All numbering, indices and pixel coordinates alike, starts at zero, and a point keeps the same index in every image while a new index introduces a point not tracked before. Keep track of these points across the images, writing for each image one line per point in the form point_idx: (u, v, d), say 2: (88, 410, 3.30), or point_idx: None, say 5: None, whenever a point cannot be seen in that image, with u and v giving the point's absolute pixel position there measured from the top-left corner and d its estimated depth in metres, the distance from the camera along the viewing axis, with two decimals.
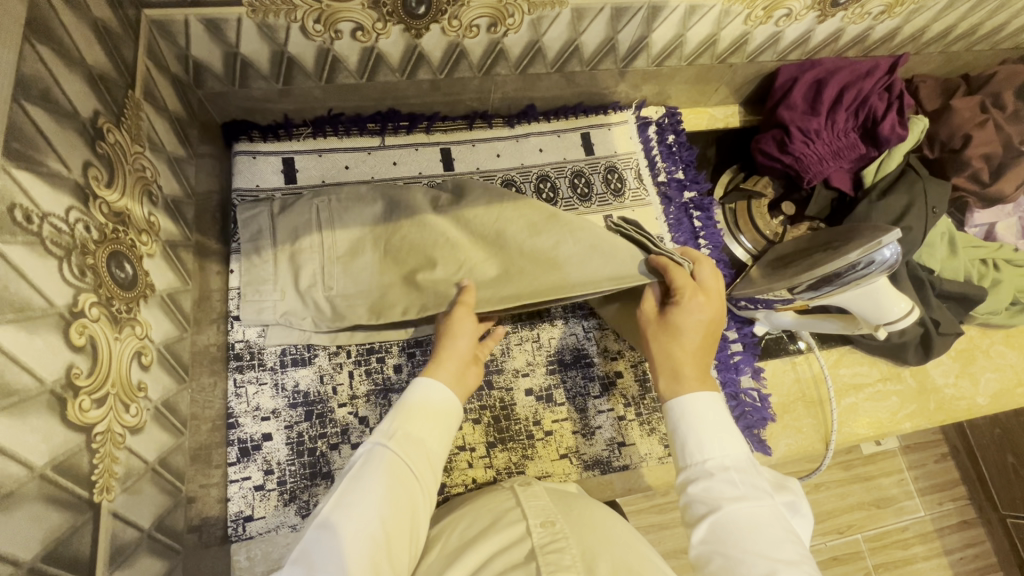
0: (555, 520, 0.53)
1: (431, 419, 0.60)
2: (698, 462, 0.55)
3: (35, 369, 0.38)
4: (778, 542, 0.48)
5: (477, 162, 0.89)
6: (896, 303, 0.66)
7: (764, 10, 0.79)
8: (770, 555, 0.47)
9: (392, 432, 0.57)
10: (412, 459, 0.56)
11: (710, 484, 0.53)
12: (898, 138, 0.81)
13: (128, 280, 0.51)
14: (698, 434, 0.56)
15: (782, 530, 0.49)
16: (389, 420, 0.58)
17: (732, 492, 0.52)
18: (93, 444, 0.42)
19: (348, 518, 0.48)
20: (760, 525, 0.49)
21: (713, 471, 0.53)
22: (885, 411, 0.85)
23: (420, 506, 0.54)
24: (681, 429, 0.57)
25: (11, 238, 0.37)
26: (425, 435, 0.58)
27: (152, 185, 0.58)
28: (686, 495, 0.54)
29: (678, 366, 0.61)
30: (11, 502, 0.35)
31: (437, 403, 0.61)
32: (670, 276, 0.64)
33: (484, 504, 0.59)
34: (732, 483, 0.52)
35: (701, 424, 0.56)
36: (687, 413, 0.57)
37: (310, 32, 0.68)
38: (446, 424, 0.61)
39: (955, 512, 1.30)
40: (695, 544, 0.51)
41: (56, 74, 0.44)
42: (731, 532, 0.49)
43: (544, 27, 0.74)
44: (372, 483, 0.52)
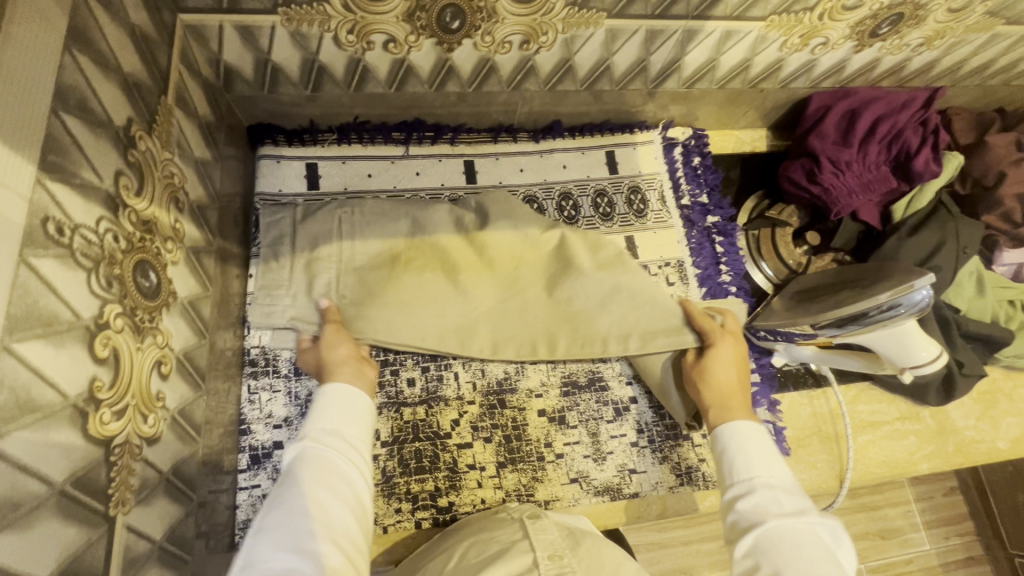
0: (564, 554, 0.53)
1: (354, 411, 0.57)
2: (744, 479, 0.57)
3: (59, 384, 0.37)
4: (820, 561, 0.49)
5: (500, 176, 0.88)
6: (925, 348, 0.65)
7: (801, 37, 0.77)
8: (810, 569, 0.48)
9: (313, 428, 0.55)
10: (343, 445, 0.54)
11: (758, 499, 0.55)
12: (932, 174, 0.80)
13: (152, 289, 0.51)
14: (745, 454, 0.58)
15: (824, 551, 0.50)
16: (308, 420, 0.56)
17: (778, 508, 0.53)
18: (111, 457, 0.42)
19: (283, 516, 0.47)
20: (803, 541, 0.51)
21: (758, 487, 0.55)
22: (902, 451, 0.83)
23: (359, 487, 0.52)
24: (730, 449, 0.60)
25: (44, 251, 0.37)
26: (346, 426, 0.56)
27: (179, 191, 0.58)
28: (730, 510, 0.56)
29: (725, 401, 0.65)
30: (30, 519, 0.34)
31: (353, 395, 0.58)
32: (699, 324, 0.71)
33: (490, 535, 0.58)
34: (778, 500, 0.54)
35: (747, 446, 0.59)
36: (735, 436, 0.60)
37: (343, 42, 0.68)
38: (367, 411, 0.59)
39: (962, 547, 1.28)
40: (737, 557, 0.52)
41: (94, 84, 0.44)
42: (776, 544, 0.50)
43: (576, 46, 0.73)
44: (302, 477, 0.50)
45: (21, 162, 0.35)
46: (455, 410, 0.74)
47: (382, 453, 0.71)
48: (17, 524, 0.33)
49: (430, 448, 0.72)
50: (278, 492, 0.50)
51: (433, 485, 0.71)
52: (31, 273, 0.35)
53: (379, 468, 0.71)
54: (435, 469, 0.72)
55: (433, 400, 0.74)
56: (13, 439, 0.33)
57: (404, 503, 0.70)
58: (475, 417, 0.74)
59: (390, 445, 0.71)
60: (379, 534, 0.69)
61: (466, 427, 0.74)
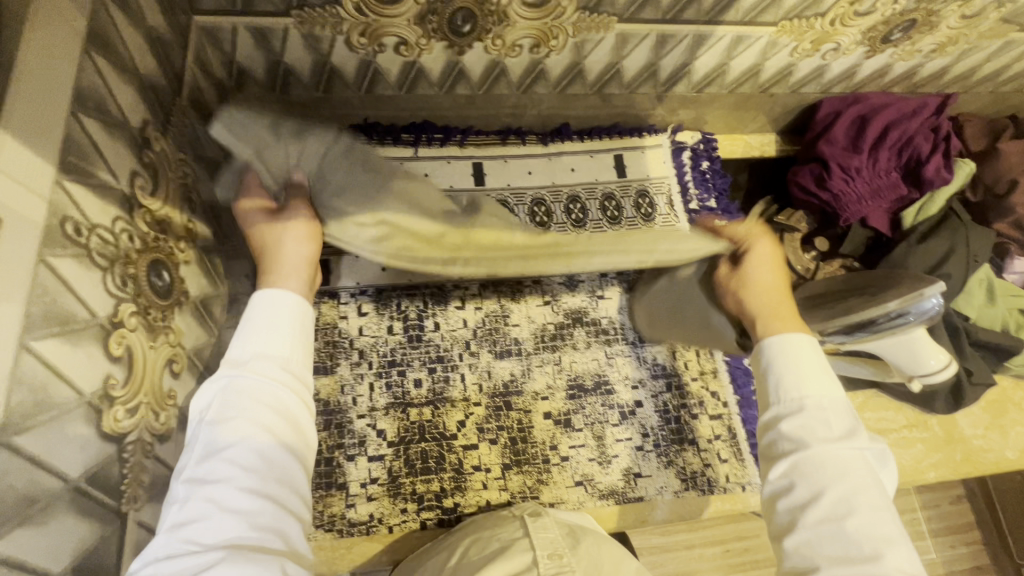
0: (563, 553, 0.52)
1: (284, 327, 0.47)
2: (790, 397, 0.49)
3: (75, 383, 0.38)
4: (867, 494, 0.45)
5: (508, 178, 0.88)
6: (934, 356, 0.65)
7: (812, 43, 0.77)
8: (857, 502, 0.44)
9: (246, 355, 0.45)
10: (285, 377, 0.45)
11: (805, 417, 0.48)
12: (943, 180, 0.80)
13: (165, 287, 0.51)
14: (793, 369, 0.50)
15: (872, 481, 0.46)
16: (239, 340, 0.46)
17: (827, 432, 0.47)
18: (124, 454, 0.43)
19: (221, 469, 0.40)
20: (850, 466, 0.46)
21: (808, 408, 0.48)
22: (909, 459, 0.83)
23: (296, 417, 0.45)
24: (776, 366, 0.51)
25: (62, 250, 0.37)
26: (272, 346, 0.46)
27: (192, 191, 0.59)
28: (768, 428, 0.50)
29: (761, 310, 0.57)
30: (45, 515, 0.35)
31: (281, 308, 0.48)
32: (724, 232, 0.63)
33: (490, 535, 0.58)
34: (828, 423, 0.48)
35: (797, 363, 0.50)
36: (779, 352, 0.52)
37: (354, 44, 0.68)
38: (300, 319, 0.49)
39: (968, 556, 1.27)
40: (772, 479, 0.48)
41: (111, 86, 0.45)
42: (820, 476, 0.45)
43: (587, 49, 0.73)
44: (238, 421, 0.42)
45: (41, 164, 0.36)
46: (461, 412, 0.74)
47: (388, 453, 0.72)
48: (33, 520, 0.34)
49: (435, 449, 0.73)
50: (210, 435, 0.42)
51: (439, 486, 0.71)
52: (49, 272, 0.36)
53: (385, 468, 0.71)
54: (440, 470, 0.72)
55: (439, 401, 0.74)
56: (30, 437, 0.34)
57: (409, 503, 0.71)
58: (481, 419, 0.75)
59: (396, 446, 0.72)
60: (384, 534, 0.69)
61: (472, 429, 0.74)
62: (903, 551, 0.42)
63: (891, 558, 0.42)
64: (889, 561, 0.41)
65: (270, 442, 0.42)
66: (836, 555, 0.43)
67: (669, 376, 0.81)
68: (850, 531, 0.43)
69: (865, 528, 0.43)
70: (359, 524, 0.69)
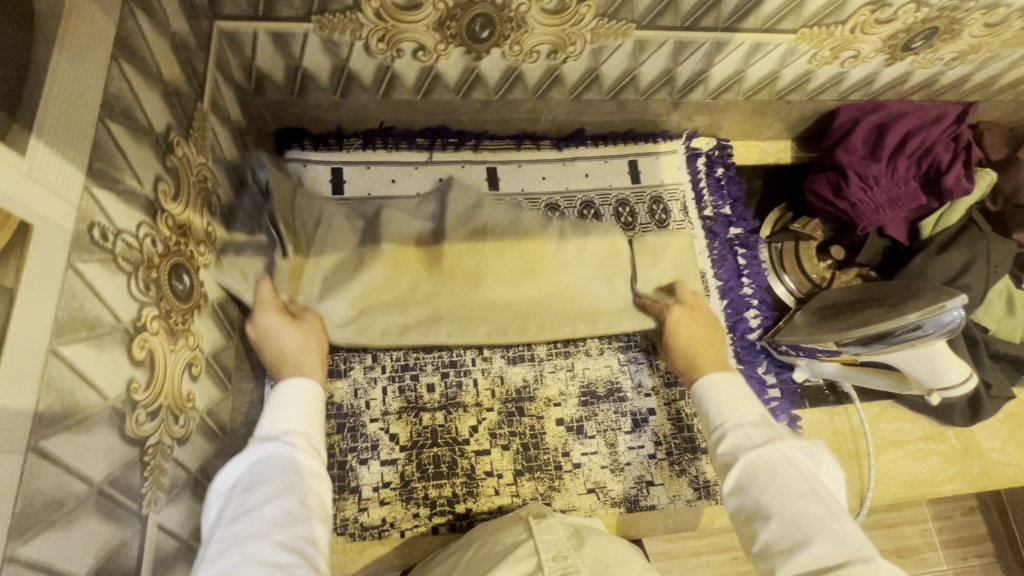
0: (567, 554, 0.53)
1: (302, 405, 0.56)
2: (719, 425, 0.60)
3: (100, 387, 0.38)
4: (794, 482, 0.53)
5: (522, 183, 0.88)
6: (955, 369, 0.64)
7: (832, 50, 0.77)
8: (786, 492, 0.52)
9: (271, 432, 0.53)
10: (305, 448, 0.53)
11: (736, 437, 0.58)
12: (963, 191, 0.79)
13: (185, 291, 0.52)
14: (718, 402, 0.62)
15: (799, 473, 0.54)
16: (264, 422, 0.54)
17: (752, 443, 0.57)
18: (145, 457, 0.43)
19: (252, 528, 0.45)
20: (776, 465, 0.54)
21: (732, 429, 0.59)
22: (925, 471, 0.82)
23: (314, 480, 0.51)
24: (706, 404, 0.63)
25: (88, 255, 0.38)
26: (292, 421, 0.54)
27: (212, 194, 0.59)
28: (715, 452, 0.59)
29: (698, 362, 0.68)
30: (71, 518, 0.35)
31: (298, 391, 0.57)
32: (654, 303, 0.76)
33: (496, 537, 0.59)
34: (750, 435, 0.58)
35: (721, 394, 0.62)
36: (706, 394, 0.63)
37: (373, 49, 0.68)
38: (315, 400, 0.58)
39: (980, 569, 1.25)
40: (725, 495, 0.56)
41: (138, 92, 0.45)
42: (753, 477, 0.54)
43: (604, 56, 0.73)
44: (268, 485, 0.48)
45: (71, 171, 0.36)
46: (473, 417, 0.74)
47: (401, 457, 0.72)
48: (60, 523, 0.34)
49: (447, 454, 0.73)
50: (240, 500, 0.47)
51: (451, 491, 0.72)
52: (76, 277, 0.36)
53: (398, 472, 0.71)
54: (453, 475, 0.72)
55: (452, 406, 0.75)
56: (57, 441, 0.34)
57: (421, 508, 0.71)
58: (493, 424, 0.75)
59: (409, 450, 0.72)
60: (396, 538, 0.69)
61: (484, 434, 0.74)
62: (835, 535, 0.49)
63: (823, 537, 0.48)
64: (823, 542, 0.48)
65: (293, 502, 0.48)
66: (781, 546, 0.49)
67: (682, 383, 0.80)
68: (786, 520, 0.50)
69: (800, 517, 0.50)
70: (371, 527, 0.69)
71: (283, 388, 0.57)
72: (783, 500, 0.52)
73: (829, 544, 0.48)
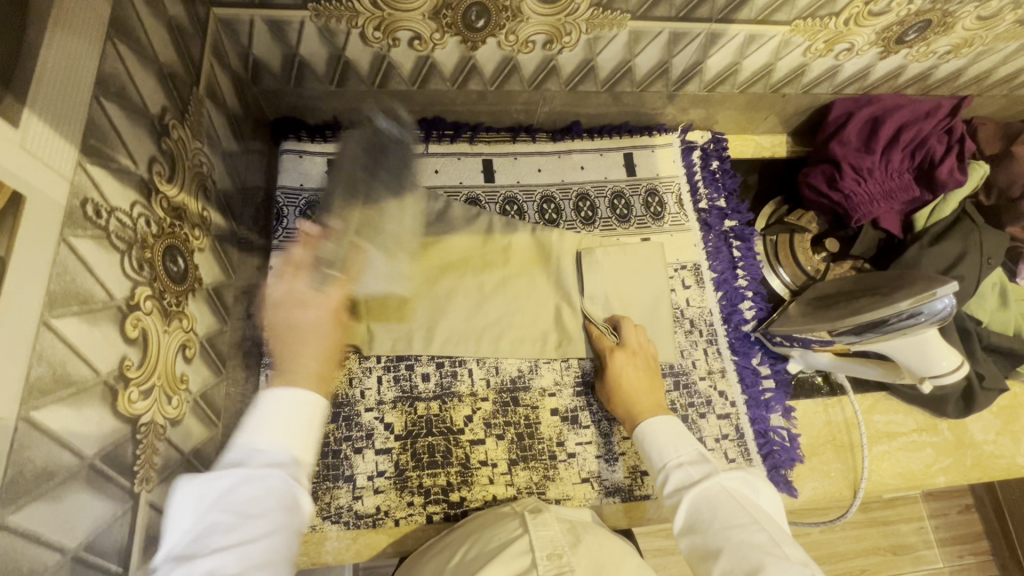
0: (562, 552, 0.52)
1: (297, 431, 0.48)
2: (660, 467, 0.61)
3: (92, 362, 0.38)
4: (735, 513, 0.54)
5: (518, 175, 0.88)
6: (945, 357, 0.64)
7: (826, 43, 0.77)
8: (727, 523, 0.53)
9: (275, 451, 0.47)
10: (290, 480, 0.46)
11: (676, 478, 0.59)
12: (956, 183, 0.79)
13: (180, 273, 0.52)
14: (657, 444, 0.63)
15: (739, 504, 0.55)
16: (268, 434, 0.47)
17: (692, 479, 0.58)
18: (137, 435, 0.43)
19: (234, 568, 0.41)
20: (717, 499, 0.55)
21: (673, 469, 0.60)
22: (918, 463, 0.82)
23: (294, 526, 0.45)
24: (646, 445, 0.64)
25: (81, 231, 0.38)
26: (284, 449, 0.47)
27: (207, 179, 0.59)
28: (663, 497, 0.60)
29: (628, 407, 0.69)
30: (61, 491, 0.35)
31: (293, 414, 0.49)
32: (597, 342, 0.77)
33: (493, 531, 0.59)
34: (689, 472, 0.59)
35: (660, 435, 0.63)
36: (647, 434, 0.64)
37: (369, 38, 0.69)
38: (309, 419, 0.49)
39: (975, 567, 1.25)
40: (680, 538, 0.56)
41: (133, 72, 0.45)
42: (700, 516, 0.55)
43: (599, 47, 0.74)
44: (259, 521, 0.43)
45: (65, 146, 0.37)
46: (468, 407, 0.75)
47: (396, 446, 0.72)
48: (50, 493, 0.34)
49: (442, 443, 0.73)
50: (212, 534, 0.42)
51: (445, 480, 0.72)
52: (69, 251, 0.36)
53: (392, 461, 0.71)
54: (447, 464, 0.72)
55: (447, 396, 0.75)
56: (48, 411, 0.34)
57: (416, 497, 0.71)
58: (488, 414, 0.75)
59: (404, 439, 0.72)
60: (390, 527, 0.69)
61: (479, 424, 0.74)
62: (779, 557, 0.49)
63: (768, 560, 0.49)
64: (769, 566, 0.48)
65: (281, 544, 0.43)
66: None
67: (677, 370, 0.80)
68: (733, 549, 0.51)
69: (743, 544, 0.51)
70: (366, 515, 0.69)
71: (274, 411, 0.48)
72: (729, 533, 0.52)
73: (776, 565, 0.48)
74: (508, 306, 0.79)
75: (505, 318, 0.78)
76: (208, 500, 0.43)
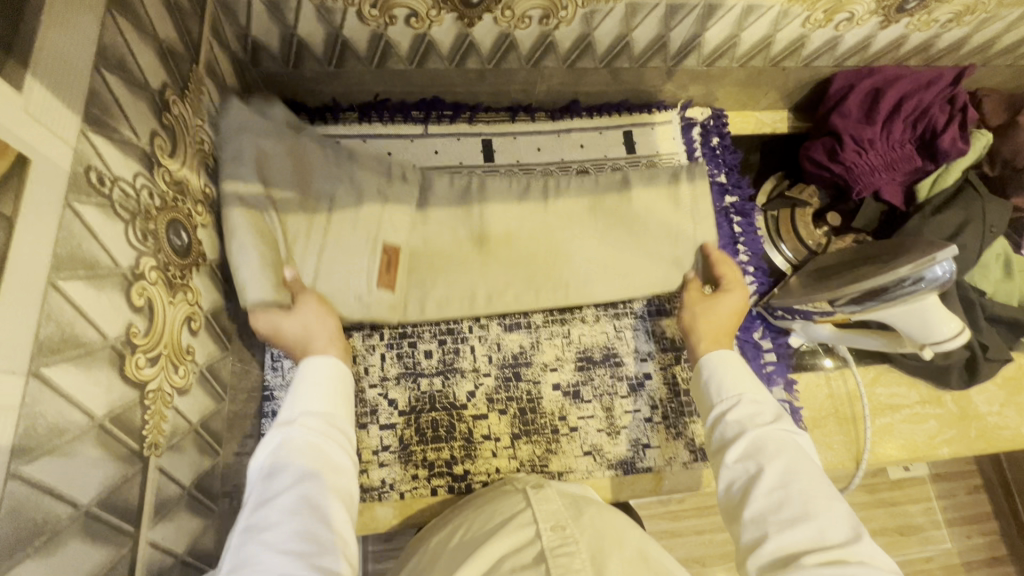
0: (566, 524, 0.53)
1: (330, 391, 0.58)
2: (730, 397, 0.61)
3: (100, 325, 0.39)
4: (798, 460, 0.53)
5: (518, 154, 0.89)
6: (944, 323, 0.63)
7: (825, 12, 0.77)
8: (790, 466, 0.53)
9: (295, 415, 0.55)
10: (320, 428, 0.54)
11: (745, 411, 0.59)
12: (958, 152, 0.78)
13: (183, 247, 0.53)
14: (732, 376, 0.63)
15: (803, 455, 0.54)
16: (286, 408, 0.56)
17: (760, 419, 0.58)
18: (145, 401, 0.44)
19: (278, 515, 0.46)
20: (783, 443, 0.55)
21: (745, 403, 0.60)
22: (922, 434, 0.82)
23: (336, 466, 0.52)
24: (714, 371, 0.64)
25: (86, 198, 0.39)
26: (323, 405, 0.57)
27: (209, 157, 0.60)
28: (719, 428, 0.60)
29: (719, 336, 0.70)
30: (72, 448, 0.36)
31: (325, 378, 0.59)
32: (720, 269, 0.77)
33: (496, 505, 0.59)
34: (760, 411, 0.59)
35: (735, 369, 0.63)
36: (721, 363, 0.64)
37: (366, 16, 0.69)
38: (337, 380, 0.60)
39: (985, 546, 1.25)
40: (730, 462, 0.56)
41: (132, 46, 0.46)
42: (762, 448, 0.55)
43: (596, 21, 0.74)
44: (289, 474, 0.49)
45: (68, 114, 0.37)
46: (471, 382, 0.75)
47: (400, 421, 0.73)
48: (61, 451, 0.35)
49: (446, 418, 0.74)
50: (265, 487, 0.49)
51: (449, 454, 0.73)
52: (75, 216, 0.37)
53: (397, 436, 0.72)
54: (451, 438, 0.73)
55: (450, 371, 0.76)
56: (57, 370, 0.35)
57: (420, 470, 0.72)
58: (491, 389, 0.76)
59: (408, 415, 0.73)
60: (396, 499, 0.71)
61: (482, 399, 0.75)
62: (833, 511, 0.49)
63: (823, 510, 0.49)
64: (824, 517, 0.49)
65: (320, 487, 0.49)
66: (774, 515, 0.50)
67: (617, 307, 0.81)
68: (788, 491, 0.51)
69: (804, 490, 0.51)
70: (371, 489, 0.71)
71: (306, 371, 0.59)
72: (789, 475, 0.52)
73: (830, 520, 0.48)
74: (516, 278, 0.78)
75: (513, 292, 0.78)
76: (263, 460, 0.52)
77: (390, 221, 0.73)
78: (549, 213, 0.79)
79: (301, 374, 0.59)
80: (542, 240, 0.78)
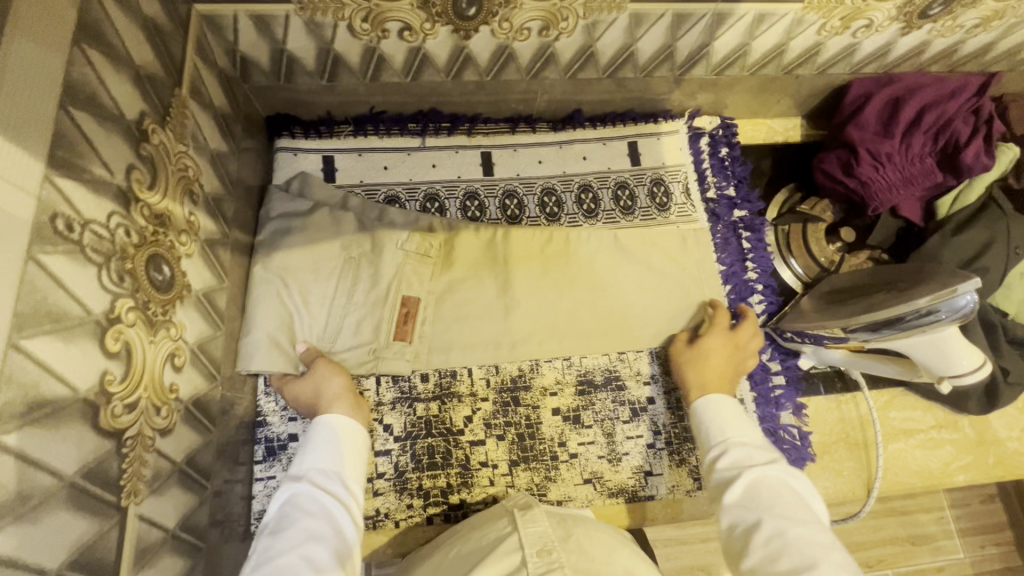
0: (552, 548, 0.51)
1: (343, 449, 0.59)
2: (721, 443, 0.60)
3: (68, 379, 0.38)
4: (794, 507, 0.51)
5: (518, 168, 0.86)
6: (967, 357, 0.60)
7: (842, 20, 0.72)
8: (784, 512, 0.51)
9: (304, 470, 0.56)
10: (328, 486, 0.55)
11: (738, 455, 0.58)
12: (983, 167, 0.74)
13: (165, 282, 0.51)
14: (723, 422, 0.62)
15: (801, 504, 0.52)
16: (298, 462, 0.57)
17: (753, 462, 0.57)
18: (122, 449, 0.43)
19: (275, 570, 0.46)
20: (776, 488, 0.53)
21: (734, 448, 0.59)
22: (937, 461, 0.79)
23: (341, 522, 0.52)
24: (706, 419, 0.63)
25: (52, 247, 0.37)
26: (334, 463, 0.58)
27: (194, 184, 0.58)
28: (715, 473, 0.58)
29: (708, 379, 0.69)
30: (40, 512, 0.35)
31: (345, 435, 0.60)
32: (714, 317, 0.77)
33: (483, 531, 0.57)
34: (751, 455, 0.58)
35: (724, 414, 0.63)
36: (710, 409, 0.64)
37: (357, 30, 0.66)
38: (354, 438, 0.61)
39: (998, 557, 1.22)
40: (727, 505, 0.54)
41: (104, 77, 0.44)
42: (757, 492, 0.53)
43: (599, 32, 0.70)
44: (293, 526, 0.50)
45: (29, 162, 0.35)
46: (468, 407, 0.73)
47: (395, 447, 0.71)
48: (26, 518, 0.34)
49: (442, 443, 0.72)
50: (268, 542, 0.49)
51: (445, 482, 0.71)
52: (39, 269, 0.36)
53: (392, 463, 0.71)
54: (447, 466, 0.71)
55: (446, 396, 0.73)
56: (20, 436, 0.34)
57: (416, 499, 0.70)
58: (488, 414, 0.74)
59: (404, 440, 0.72)
60: (391, 528, 0.70)
61: (479, 424, 0.73)
62: (834, 562, 0.46)
63: (823, 559, 0.46)
64: (823, 565, 0.45)
65: (320, 543, 0.49)
66: (771, 559, 0.48)
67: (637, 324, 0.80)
68: (783, 538, 0.48)
69: (798, 537, 0.48)
70: (366, 517, 0.69)
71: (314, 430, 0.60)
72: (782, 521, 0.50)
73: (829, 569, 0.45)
74: (547, 297, 0.77)
75: (546, 306, 0.77)
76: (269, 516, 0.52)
77: (407, 273, 0.73)
78: (562, 248, 0.78)
79: (317, 427, 0.61)
80: (564, 252, 0.78)
